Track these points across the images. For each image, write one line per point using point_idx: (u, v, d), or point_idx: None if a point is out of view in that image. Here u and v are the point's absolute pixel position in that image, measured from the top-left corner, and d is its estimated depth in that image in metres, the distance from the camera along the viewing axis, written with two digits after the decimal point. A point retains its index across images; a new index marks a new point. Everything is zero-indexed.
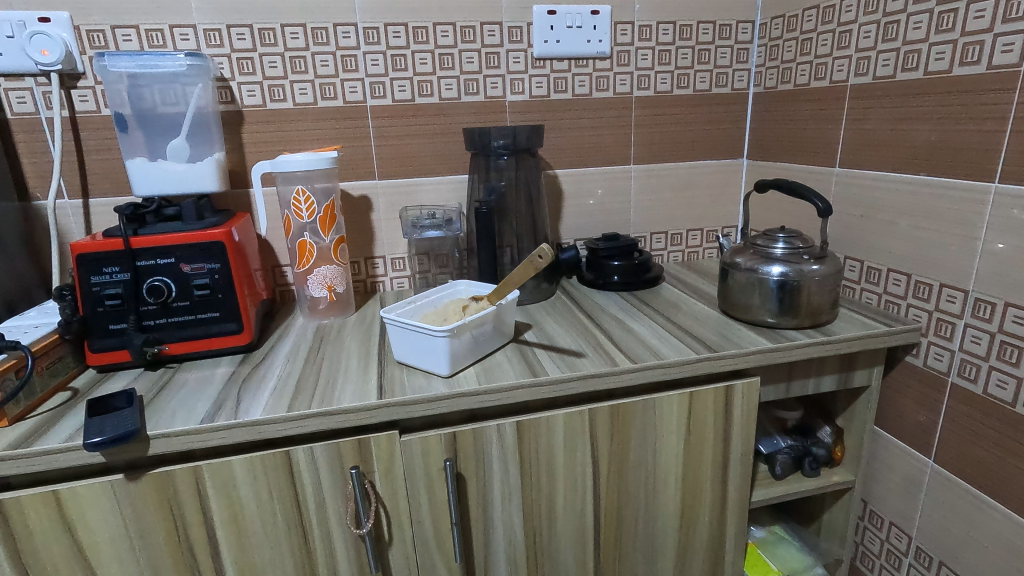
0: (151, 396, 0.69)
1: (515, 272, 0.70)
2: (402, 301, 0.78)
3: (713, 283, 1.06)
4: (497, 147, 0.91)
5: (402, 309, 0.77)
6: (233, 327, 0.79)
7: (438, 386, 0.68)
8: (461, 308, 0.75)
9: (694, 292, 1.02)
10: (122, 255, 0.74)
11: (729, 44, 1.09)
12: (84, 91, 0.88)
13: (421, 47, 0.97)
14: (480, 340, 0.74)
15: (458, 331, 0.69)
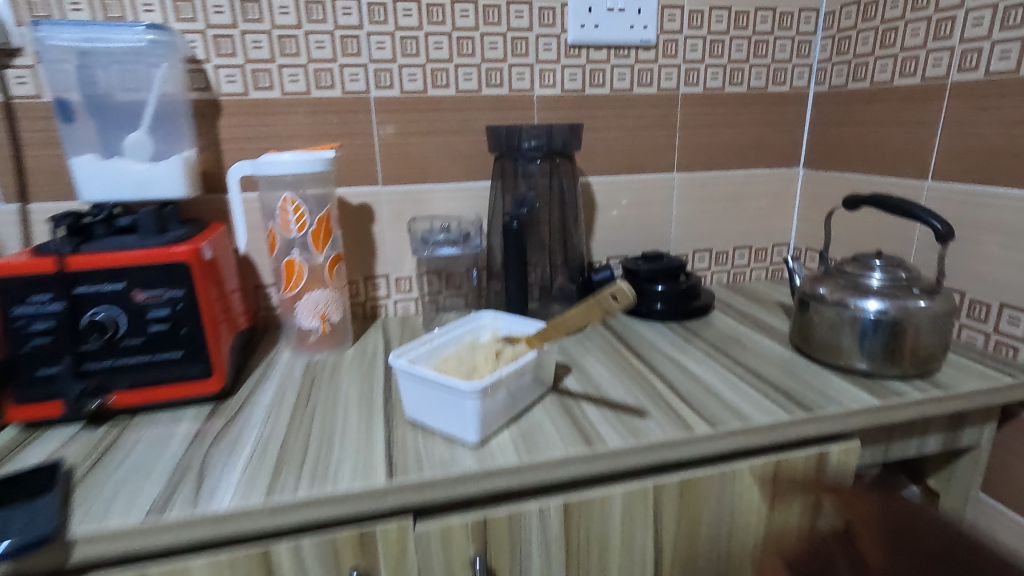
0: (84, 469, 0.53)
1: (569, 313, 0.55)
2: (415, 342, 0.62)
3: (770, 311, 0.91)
4: (527, 150, 0.75)
5: (415, 351, 0.61)
6: (200, 370, 0.63)
7: (465, 460, 0.52)
8: (494, 354, 0.61)
9: (752, 322, 0.87)
10: (54, 279, 0.57)
11: (790, 36, 0.95)
12: (22, 71, 0.71)
13: (435, 29, 0.81)
14: (515, 394, 0.58)
15: (490, 387, 0.53)
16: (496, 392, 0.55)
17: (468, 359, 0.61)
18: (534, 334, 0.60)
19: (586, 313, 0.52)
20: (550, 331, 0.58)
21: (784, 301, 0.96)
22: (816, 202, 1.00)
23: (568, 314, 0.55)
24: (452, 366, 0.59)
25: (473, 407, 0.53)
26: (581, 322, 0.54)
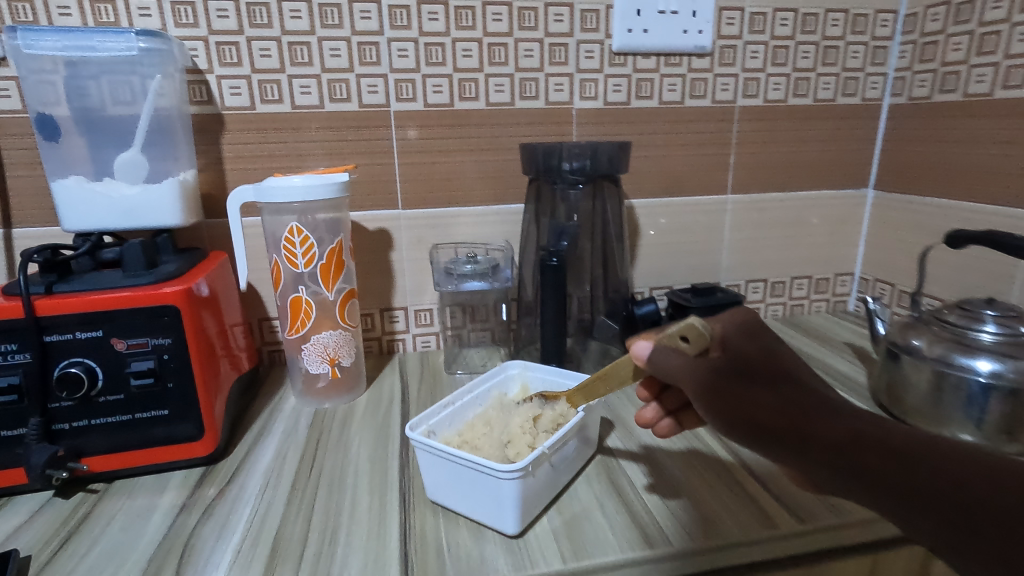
0: (43, 557, 0.44)
1: (619, 362, 0.47)
2: (436, 404, 0.55)
3: (839, 354, 0.80)
4: (567, 172, 0.65)
5: (436, 416, 0.54)
6: (190, 430, 0.55)
7: (499, 562, 0.43)
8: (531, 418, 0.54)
9: (823, 369, 0.76)
10: (21, 327, 0.49)
11: (863, 41, 0.83)
12: (5, 83, 0.64)
13: (464, 34, 0.72)
14: (557, 471, 0.49)
15: (532, 466, 0.44)
16: (539, 470, 0.46)
17: (501, 427, 0.53)
18: (575, 391, 0.52)
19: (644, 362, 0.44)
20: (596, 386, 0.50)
21: (852, 341, 0.84)
22: (888, 228, 0.88)
23: (618, 365, 0.47)
24: (484, 438, 0.52)
25: (510, 491, 0.43)
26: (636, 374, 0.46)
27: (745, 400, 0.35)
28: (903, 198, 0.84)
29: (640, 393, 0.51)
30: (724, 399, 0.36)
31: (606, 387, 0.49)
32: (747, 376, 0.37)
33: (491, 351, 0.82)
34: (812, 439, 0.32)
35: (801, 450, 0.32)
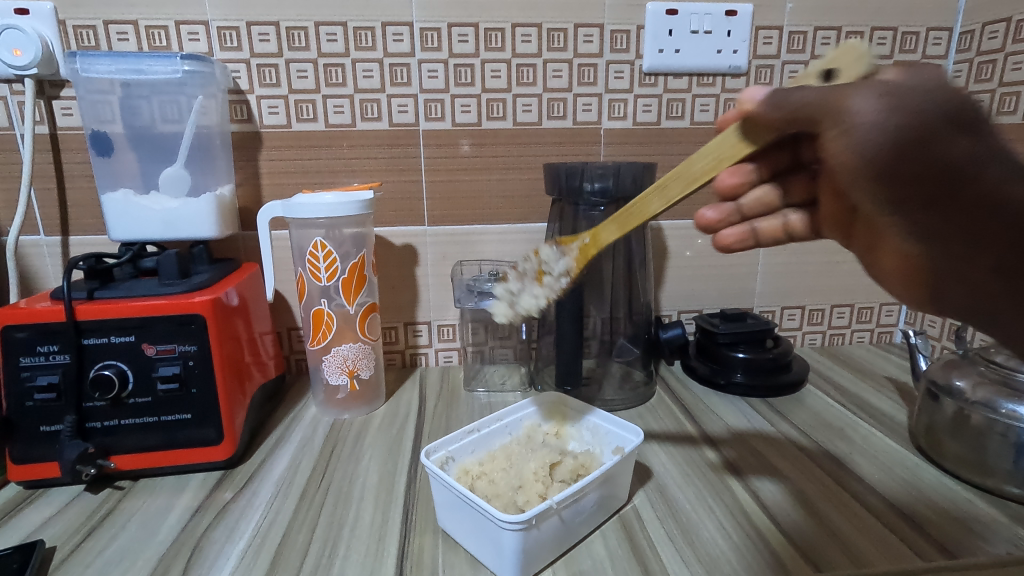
0: (65, 550, 0.47)
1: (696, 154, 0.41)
2: (461, 431, 0.56)
3: (878, 389, 0.76)
4: (589, 194, 0.65)
5: (457, 443, 0.55)
6: (209, 435, 0.57)
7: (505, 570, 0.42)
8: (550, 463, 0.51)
9: (858, 405, 0.71)
10: (62, 330, 0.53)
11: (913, 60, 0.79)
12: (68, 103, 0.70)
13: (493, 55, 0.73)
14: (570, 526, 0.46)
15: (537, 519, 0.42)
16: (546, 522, 0.43)
17: (518, 467, 0.51)
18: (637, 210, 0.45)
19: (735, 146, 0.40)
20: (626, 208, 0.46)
21: (895, 376, 0.79)
22: None
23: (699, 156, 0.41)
24: (501, 472, 0.51)
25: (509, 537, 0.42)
26: (724, 155, 0.40)
27: (900, 154, 0.29)
28: None
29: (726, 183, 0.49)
30: (878, 144, 0.30)
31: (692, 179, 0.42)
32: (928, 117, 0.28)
33: (512, 368, 0.82)
34: (983, 220, 0.30)
35: (949, 217, 0.30)
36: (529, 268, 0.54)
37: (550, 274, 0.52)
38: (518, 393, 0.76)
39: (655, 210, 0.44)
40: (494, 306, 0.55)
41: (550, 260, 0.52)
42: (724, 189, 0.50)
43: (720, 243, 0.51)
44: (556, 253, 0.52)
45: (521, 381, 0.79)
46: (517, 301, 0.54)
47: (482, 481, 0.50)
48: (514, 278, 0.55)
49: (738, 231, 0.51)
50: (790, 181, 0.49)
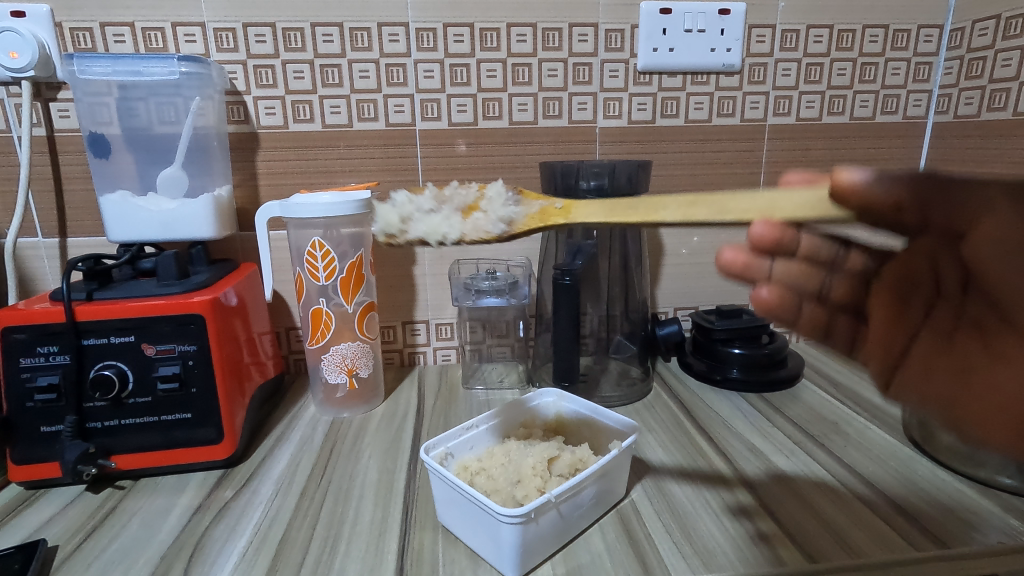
0: (68, 549, 0.47)
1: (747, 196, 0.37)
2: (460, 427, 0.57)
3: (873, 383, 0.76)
4: (585, 192, 0.65)
5: (456, 440, 0.56)
6: (209, 434, 0.57)
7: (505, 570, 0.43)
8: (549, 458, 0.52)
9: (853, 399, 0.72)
10: (61, 331, 0.53)
11: (904, 57, 0.80)
12: (65, 105, 0.70)
13: (489, 55, 0.74)
14: (569, 521, 0.47)
15: (536, 512, 0.43)
16: (545, 516, 0.44)
17: (516, 463, 0.52)
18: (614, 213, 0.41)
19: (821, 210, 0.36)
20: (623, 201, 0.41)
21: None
22: None
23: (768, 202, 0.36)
24: (500, 468, 0.51)
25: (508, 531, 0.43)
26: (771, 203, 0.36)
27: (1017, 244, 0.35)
28: None
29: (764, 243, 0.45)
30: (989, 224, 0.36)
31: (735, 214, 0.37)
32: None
33: (510, 366, 0.82)
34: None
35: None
36: (461, 196, 0.45)
37: (483, 214, 0.44)
38: (516, 390, 0.76)
39: (667, 217, 0.39)
40: (381, 211, 0.45)
41: (494, 202, 0.44)
42: (762, 241, 0.45)
43: (759, 304, 0.48)
44: (504, 198, 0.44)
45: (520, 379, 0.79)
46: (417, 224, 0.44)
47: (481, 477, 0.51)
48: (433, 199, 0.45)
49: (779, 300, 0.49)
50: (829, 280, 0.49)
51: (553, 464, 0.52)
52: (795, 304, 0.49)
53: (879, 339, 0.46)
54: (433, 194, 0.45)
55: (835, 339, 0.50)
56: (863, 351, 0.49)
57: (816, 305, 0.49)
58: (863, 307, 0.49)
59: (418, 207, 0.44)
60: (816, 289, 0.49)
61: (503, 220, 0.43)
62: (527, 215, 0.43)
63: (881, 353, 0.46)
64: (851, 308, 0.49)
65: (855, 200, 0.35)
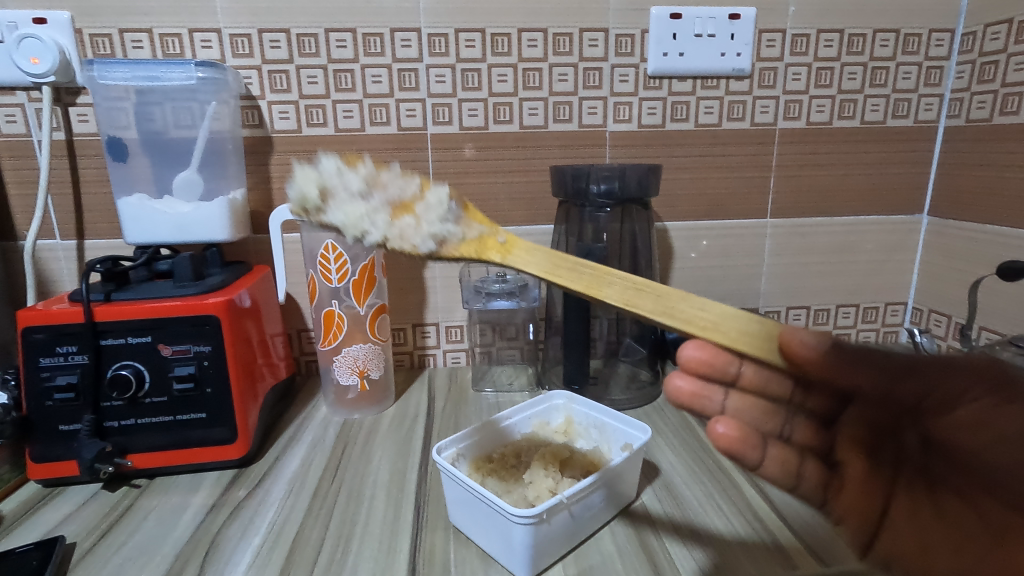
0: (84, 547, 0.48)
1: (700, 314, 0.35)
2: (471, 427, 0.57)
3: None
4: (595, 195, 0.66)
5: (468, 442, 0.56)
6: (223, 434, 0.58)
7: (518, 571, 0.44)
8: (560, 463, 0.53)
9: None
10: (80, 331, 0.54)
11: (915, 61, 0.80)
12: (84, 109, 0.71)
13: (500, 60, 0.74)
14: (580, 523, 0.47)
15: (548, 513, 0.43)
16: (556, 517, 0.44)
17: (527, 466, 0.53)
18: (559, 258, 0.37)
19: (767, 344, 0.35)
20: (565, 261, 0.38)
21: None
22: (944, 257, 0.83)
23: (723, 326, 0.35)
24: (511, 471, 0.52)
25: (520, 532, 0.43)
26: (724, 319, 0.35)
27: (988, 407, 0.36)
28: (960, 226, 0.79)
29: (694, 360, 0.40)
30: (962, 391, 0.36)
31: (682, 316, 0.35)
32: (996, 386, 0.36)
33: (520, 369, 0.83)
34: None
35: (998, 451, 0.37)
36: (398, 190, 0.39)
37: (414, 220, 0.38)
38: (525, 393, 0.76)
39: (607, 297, 0.36)
40: (296, 176, 0.39)
41: (431, 213, 0.38)
42: (694, 365, 0.40)
43: (718, 441, 0.38)
44: (444, 211, 0.38)
45: (529, 382, 0.79)
46: (337, 212, 0.38)
47: (492, 479, 0.51)
48: (364, 186, 0.38)
49: (742, 435, 0.38)
50: (790, 424, 0.41)
51: (564, 467, 0.53)
52: (761, 440, 0.38)
53: (856, 488, 0.39)
54: (369, 177, 0.39)
55: (808, 485, 0.40)
56: (838, 503, 0.40)
57: (782, 446, 0.39)
58: (833, 453, 0.40)
59: (345, 190, 0.39)
60: (778, 429, 0.40)
61: (433, 239, 0.38)
62: (463, 240, 0.39)
63: (862, 502, 0.40)
64: (821, 453, 0.40)
65: (799, 359, 0.35)
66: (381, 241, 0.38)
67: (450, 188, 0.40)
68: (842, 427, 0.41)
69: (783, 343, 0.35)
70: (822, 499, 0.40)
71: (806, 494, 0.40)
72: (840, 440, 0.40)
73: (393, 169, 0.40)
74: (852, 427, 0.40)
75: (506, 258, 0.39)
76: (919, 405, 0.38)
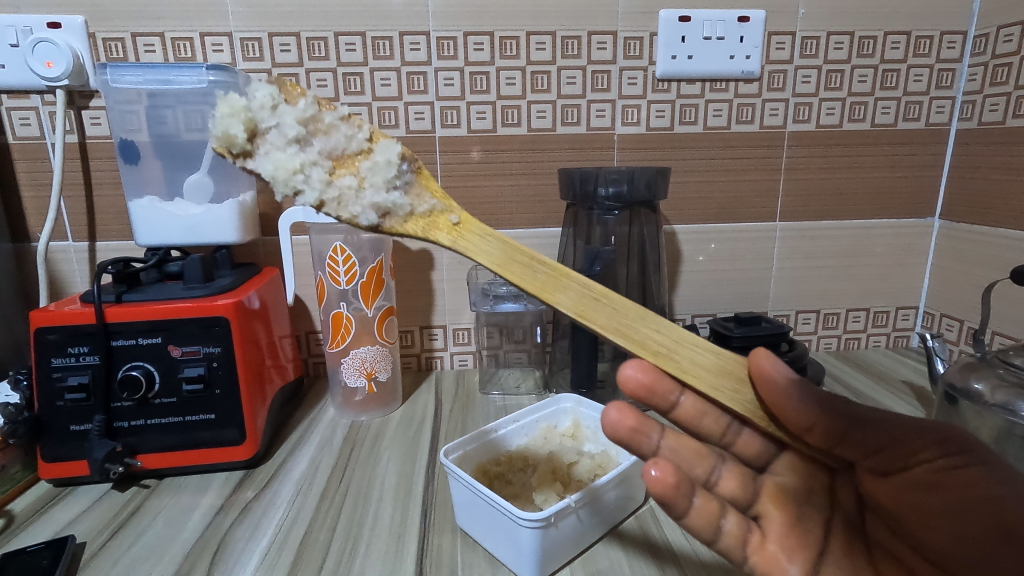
0: (94, 546, 0.48)
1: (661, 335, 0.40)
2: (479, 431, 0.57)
3: (898, 393, 0.75)
4: (603, 198, 0.66)
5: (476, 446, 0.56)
6: (231, 435, 0.58)
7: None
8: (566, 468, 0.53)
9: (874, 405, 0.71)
10: (92, 331, 0.55)
11: (926, 64, 0.79)
12: (97, 112, 0.72)
13: (508, 63, 0.75)
14: (587, 528, 0.47)
15: (557, 517, 0.43)
16: (564, 522, 0.44)
17: (534, 470, 0.53)
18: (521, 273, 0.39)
19: (713, 377, 0.41)
20: (522, 258, 0.40)
21: (912, 380, 0.79)
22: (956, 261, 0.82)
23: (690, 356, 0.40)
24: (518, 475, 0.52)
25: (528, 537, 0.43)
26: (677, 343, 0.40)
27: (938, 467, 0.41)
28: (972, 229, 0.79)
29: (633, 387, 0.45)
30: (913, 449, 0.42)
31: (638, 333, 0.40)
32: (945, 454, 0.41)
33: (527, 372, 0.82)
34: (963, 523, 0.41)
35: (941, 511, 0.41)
36: (340, 143, 0.40)
37: (357, 182, 0.40)
38: (532, 397, 0.76)
39: (560, 303, 0.39)
40: (222, 110, 0.38)
41: (374, 176, 0.40)
42: (634, 391, 0.45)
43: (652, 485, 0.39)
44: (390, 176, 0.40)
45: (536, 385, 0.79)
46: (265, 159, 0.39)
47: (500, 482, 0.51)
48: (300, 134, 0.39)
49: (675, 482, 0.39)
50: (716, 470, 0.47)
51: (573, 469, 0.53)
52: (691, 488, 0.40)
53: (776, 539, 0.44)
54: (307, 120, 0.40)
55: (728, 537, 0.42)
56: (760, 555, 0.43)
57: (708, 496, 0.42)
58: (750, 507, 0.46)
59: (277, 136, 0.39)
60: (706, 473, 0.47)
61: (374, 210, 0.40)
62: (409, 215, 0.41)
63: (784, 555, 0.43)
64: (742, 505, 0.46)
65: (765, 384, 0.41)
66: (315, 202, 0.39)
67: (399, 147, 0.41)
68: (777, 476, 0.48)
69: (752, 372, 0.41)
70: (743, 554, 0.43)
71: (727, 546, 0.42)
72: (759, 495, 0.47)
73: (336, 113, 0.40)
74: (775, 481, 0.47)
75: (457, 242, 0.40)
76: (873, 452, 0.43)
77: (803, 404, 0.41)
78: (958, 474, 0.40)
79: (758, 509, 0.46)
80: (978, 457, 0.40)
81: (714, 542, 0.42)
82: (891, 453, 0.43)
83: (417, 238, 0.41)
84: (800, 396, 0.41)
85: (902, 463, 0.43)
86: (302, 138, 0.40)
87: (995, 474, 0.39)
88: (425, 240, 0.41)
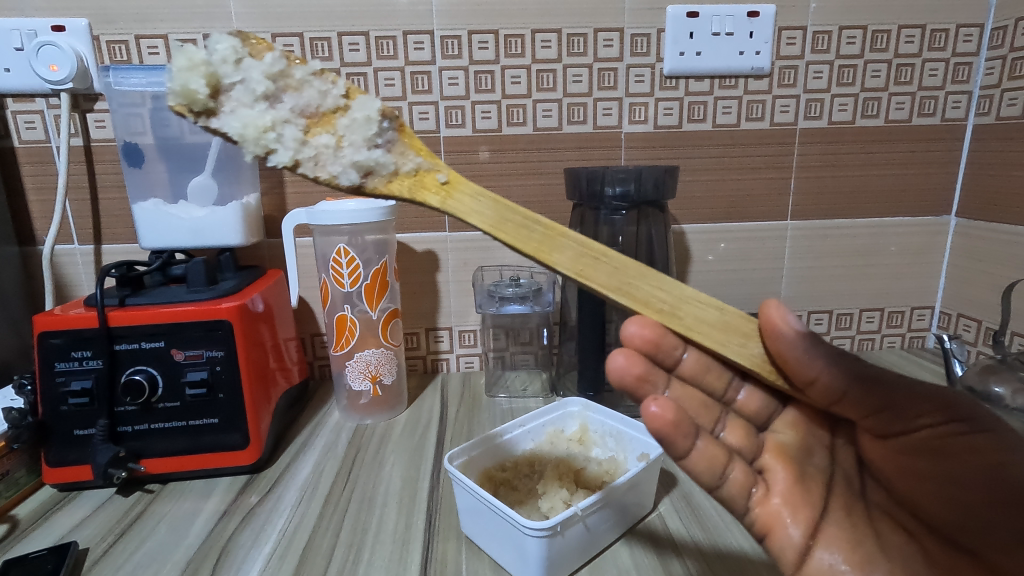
0: (97, 552, 0.48)
1: (660, 293, 0.39)
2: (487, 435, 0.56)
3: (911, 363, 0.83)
4: (610, 198, 0.65)
5: (480, 449, 0.55)
6: (236, 440, 0.58)
7: None
8: (573, 475, 0.52)
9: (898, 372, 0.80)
10: (95, 336, 0.55)
11: (942, 58, 0.77)
12: (102, 115, 0.72)
13: (513, 62, 0.74)
14: (594, 536, 0.45)
15: (562, 526, 0.42)
16: (570, 529, 0.43)
17: (540, 477, 0.52)
18: (507, 232, 0.38)
19: (721, 334, 0.40)
20: (516, 219, 0.38)
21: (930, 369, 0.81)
22: (972, 260, 0.80)
23: (700, 312, 0.39)
24: (524, 480, 0.51)
25: (535, 548, 0.42)
26: (679, 298, 0.39)
27: (944, 434, 0.40)
28: (990, 227, 0.77)
29: (638, 341, 0.43)
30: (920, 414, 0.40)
31: (637, 291, 0.39)
32: (953, 421, 0.40)
33: (533, 374, 0.81)
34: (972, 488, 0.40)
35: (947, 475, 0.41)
36: (312, 100, 0.38)
37: (335, 146, 0.38)
38: (540, 399, 0.75)
39: (559, 263, 0.38)
40: (179, 63, 0.35)
41: (353, 134, 0.38)
42: (638, 345, 0.44)
43: (652, 421, 0.38)
44: (370, 134, 0.38)
45: (543, 387, 0.78)
46: (231, 117, 0.37)
47: (505, 488, 0.50)
48: (269, 90, 0.37)
49: (675, 420, 0.38)
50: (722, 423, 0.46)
51: (579, 475, 0.52)
52: (692, 429, 0.39)
53: (781, 493, 0.42)
54: (276, 75, 0.38)
55: (732, 486, 0.41)
56: (762, 508, 0.42)
57: (712, 442, 0.40)
58: (756, 459, 0.45)
59: (242, 91, 0.37)
60: (711, 424, 0.45)
61: (355, 169, 0.38)
62: (395, 173, 0.39)
63: (786, 510, 0.42)
64: (747, 457, 0.45)
65: (772, 336, 0.40)
66: (289, 161, 0.37)
67: (379, 103, 0.39)
68: (777, 434, 0.46)
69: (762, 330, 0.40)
70: (746, 505, 0.41)
71: (731, 495, 0.41)
72: (764, 450, 0.45)
73: (307, 68, 0.38)
74: (776, 439, 0.46)
75: (446, 203, 0.39)
76: (876, 415, 0.41)
77: (809, 357, 0.39)
78: (962, 440, 0.40)
79: (762, 463, 0.44)
80: (984, 425, 0.39)
81: (717, 489, 0.41)
82: (893, 416, 0.41)
83: (405, 198, 0.39)
84: (805, 350, 0.39)
85: (903, 427, 0.41)
86: (271, 94, 0.38)
87: (1001, 441, 0.39)
88: (413, 202, 0.39)
